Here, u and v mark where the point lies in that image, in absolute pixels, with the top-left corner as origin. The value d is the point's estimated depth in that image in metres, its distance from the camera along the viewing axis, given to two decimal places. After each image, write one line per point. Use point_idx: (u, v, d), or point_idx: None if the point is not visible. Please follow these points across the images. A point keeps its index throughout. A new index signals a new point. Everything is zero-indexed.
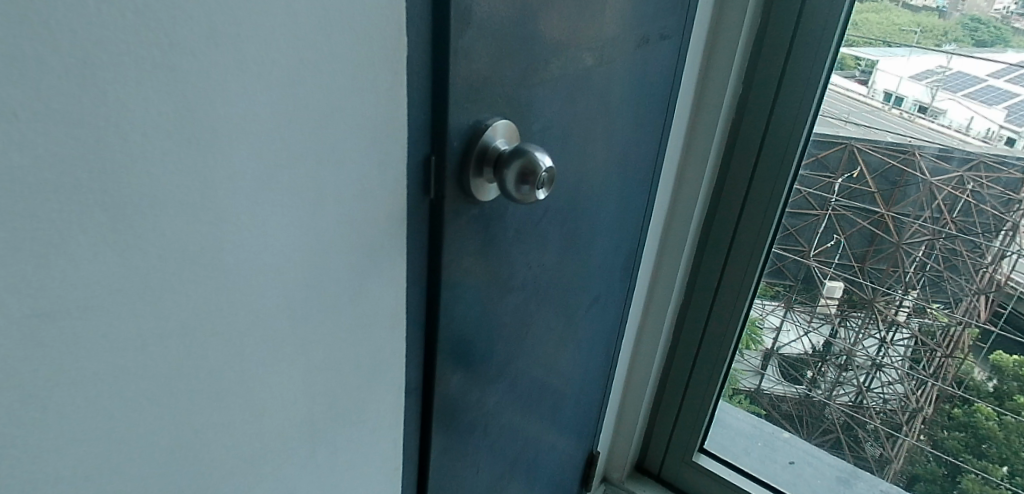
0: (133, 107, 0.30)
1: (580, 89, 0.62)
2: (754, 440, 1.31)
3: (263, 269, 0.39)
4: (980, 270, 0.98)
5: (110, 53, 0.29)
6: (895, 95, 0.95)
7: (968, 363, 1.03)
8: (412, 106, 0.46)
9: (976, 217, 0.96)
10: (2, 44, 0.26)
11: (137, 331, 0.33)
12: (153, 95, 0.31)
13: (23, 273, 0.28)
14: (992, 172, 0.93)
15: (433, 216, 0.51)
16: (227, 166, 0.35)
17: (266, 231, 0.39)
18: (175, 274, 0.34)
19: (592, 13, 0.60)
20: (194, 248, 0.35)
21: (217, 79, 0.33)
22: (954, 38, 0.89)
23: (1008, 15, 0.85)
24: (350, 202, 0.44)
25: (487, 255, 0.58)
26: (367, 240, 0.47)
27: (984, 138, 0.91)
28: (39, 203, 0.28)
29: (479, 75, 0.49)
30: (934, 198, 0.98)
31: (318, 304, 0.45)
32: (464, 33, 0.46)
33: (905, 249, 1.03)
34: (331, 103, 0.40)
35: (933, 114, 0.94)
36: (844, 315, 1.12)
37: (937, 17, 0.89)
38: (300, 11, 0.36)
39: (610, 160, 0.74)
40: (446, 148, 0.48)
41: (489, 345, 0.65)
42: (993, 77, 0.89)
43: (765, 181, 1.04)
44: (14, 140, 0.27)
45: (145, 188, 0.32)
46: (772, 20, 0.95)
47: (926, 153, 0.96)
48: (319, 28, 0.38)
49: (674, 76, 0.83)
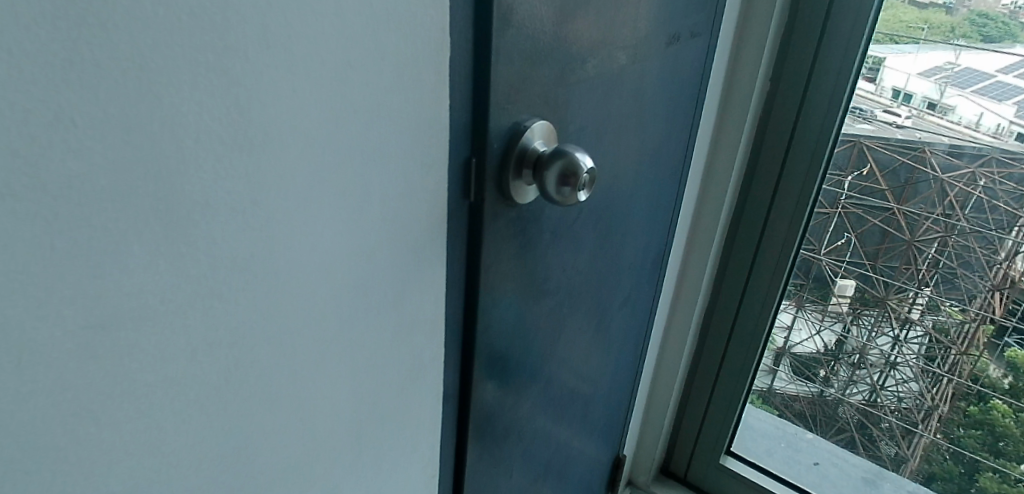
0: (187, 112, 0.29)
1: (614, 88, 0.61)
2: (778, 441, 1.29)
3: (310, 275, 0.39)
4: (993, 266, 0.97)
5: (164, 56, 0.28)
6: (903, 91, 0.94)
7: (983, 361, 1.01)
8: (454, 108, 0.45)
9: (989, 213, 0.95)
10: (61, 49, 0.25)
11: (188, 341, 0.33)
12: (205, 98, 0.30)
13: (79, 284, 0.28)
14: (1004, 168, 0.91)
15: (473, 220, 0.50)
16: (279, 171, 0.34)
17: (312, 237, 0.38)
18: (227, 281, 0.34)
19: (626, 11, 0.59)
20: (245, 254, 0.34)
21: (269, 82, 0.32)
22: (963, 34, 0.88)
23: (1016, 10, 0.84)
24: (394, 207, 0.43)
25: (525, 260, 0.58)
26: (408, 245, 0.46)
27: (995, 134, 0.90)
28: (96, 210, 0.27)
29: (518, 75, 0.48)
30: (946, 195, 0.97)
31: (360, 309, 0.44)
32: (506, 32, 0.45)
33: (917, 247, 1.01)
34: (377, 105, 0.39)
35: (942, 111, 0.92)
36: (856, 313, 1.10)
37: (943, 13, 0.88)
38: (347, 12, 0.35)
39: (642, 160, 0.72)
40: (486, 150, 0.47)
41: (524, 350, 0.64)
42: (1003, 73, 0.88)
43: (794, 180, 1.02)
44: (71, 148, 0.26)
45: (198, 195, 0.31)
46: (800, 15, 0.93)
47: (937, 150, 0.95)
48: (365, 29, 0.37)
49: (703, 75, 0.81)
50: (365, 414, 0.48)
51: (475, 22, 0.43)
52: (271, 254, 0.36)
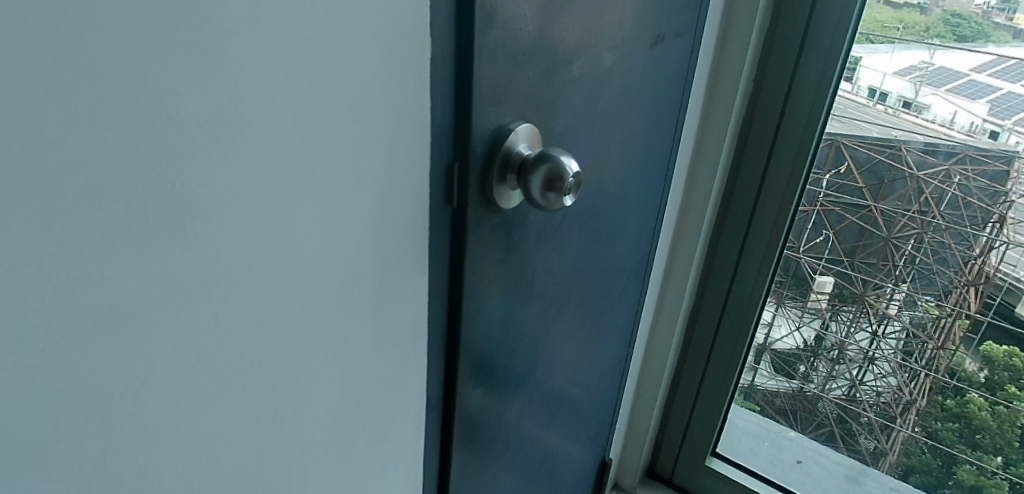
0: (161, 109, 0.28)
1: (599, 90, 0.60)
2: (762, 440, 1.29)
3: (285, 284, 0.37)
4: (969, 262, 0.98)
5: (132, 51, 0.27)
6: (879, 91, 0.94)
7: (959, 355, 1.02)
8: (436, 112, 0.44)
9: (964, 210, 0.95)
10: (28, 42, 0.24)
11: (156, 356, 0.31)
12: (171, 102, 0.29)
13: (56, 285, 0.27)
14: (978, 165, 0.92)
15: (456, 226, 0.48)
16: (252, 177, 0.33)
17: (288, 245, 0.37)
18: (197, 292, 0.32)
19: (611, 11, 0.58)
20: (217, 264, 0.33)
21: (242, 86, 0.31)
22: (937, 33, 0.89)
23: (988, 10, 0.85)
24: (374, 214, 0.42)
25: (510, 265, 0.56)
26: (387, 252, 0.44)
27: (968, 132, 0.91)
28: (74, 207, 0.26)
29: (501, 77, 0.46)
30: (922, 192, 0.97)
31: (338, 322, 0.42)
32: (489, 33, 0.43)
33: (894, 243, 1.02)
34: (355, 109, 0.38)
35: (917, 109, 0.93)
36: (835, 309, 1.11)
37: (918, 13, 0.88)
38: (322, 12, 0.34)
39: (627, 162, 0.71)
40: (470, 154, 0.46)
41: (510, 357, 0.63)
42: (975, 72, 0.89)
43: (777, 182, 1.02)
44: (49, 137, 0.25)
45: (169, 198, 0.30)
46: (783, 15, 0.93)
47: (913, 148, 0.96)
48: (342, 31, 0.36)
49: (687, 75, 0.81)
50: (346, 426, 0.47)
51: (458, 24, 0.42)
52: (244, 264, 0.34)
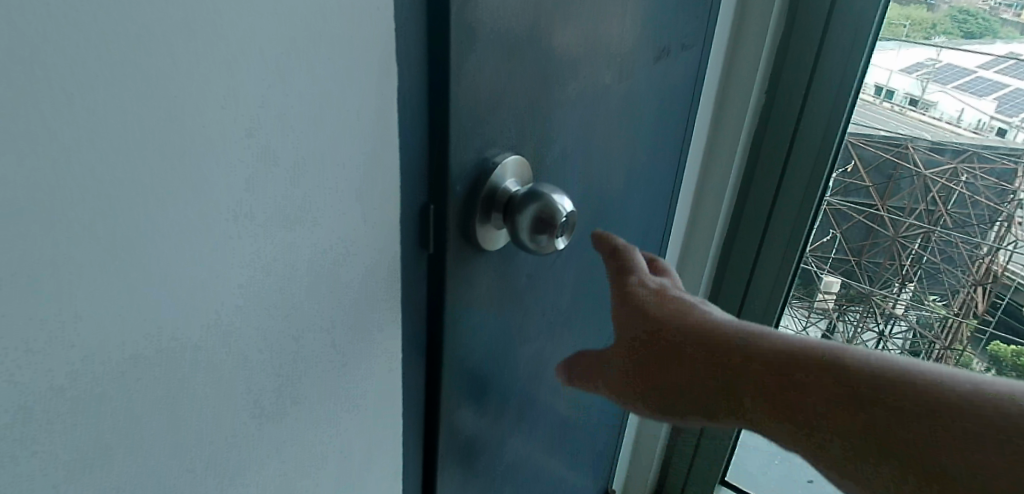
0: (43, 167, 0.23)
1: (597, 111, 0.54)
2: (773, 458, 1.24)
3: (212, 349, 0.32)
4: (976, 261, 0.91)
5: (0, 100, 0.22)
6: (885, 88, 0.88)
7: (967, 355, 0.96)
8: (403, 145, 0.38)
9: (970, 208, 0.90)
10: None
11: (46, 459, 0.26)
12: (65, 152, 0.24)
13: None
14: (985, 163, 0.87)
15: (433, 273, 0.43)
16: (161, 233, 0.28)
17: (209, 302, 0.31)
18: (94, 377, 0.27)
19: (610, 24, 0.52)
20: (120, 341, 0.27)
21: (142, 127, 0.26)
22: (944, 30, 0.83)
23: (996, 7, 0.79)
24: (330, 262, 0.37)
25: (497, 306, 0.51)
26: (349, 307, 0.39)
27: (975, 129, 0.86)
28: None
29: (484, 106, 0.41)
30: (928, 191, 0.91)
31: (286, 392, 0.37)
32: (469, 55, 0.38)
33: (901, 242, 0.96)
34: (297, 146, 0.33)
35: (924, 107, 0.88)
36: (841, 309, 1.04)
37: (925, 10, 0.82)
38: (237, 39, 0.28)
39: (629, 184, 0.66)
40: (447, 195, 0.40)
41: (500, 401, 0.57)
42: (983, 69, 0.83)
43: (793, 193, 0.95)
44: None
45: (55, 266, 0.24)
46: (799, 15, 0.86)
47: (919, 145, 0.90)
48: (275, 56, 0.30)
49: (695, 89, 0.75)
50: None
51: (424, 42, 0.36)
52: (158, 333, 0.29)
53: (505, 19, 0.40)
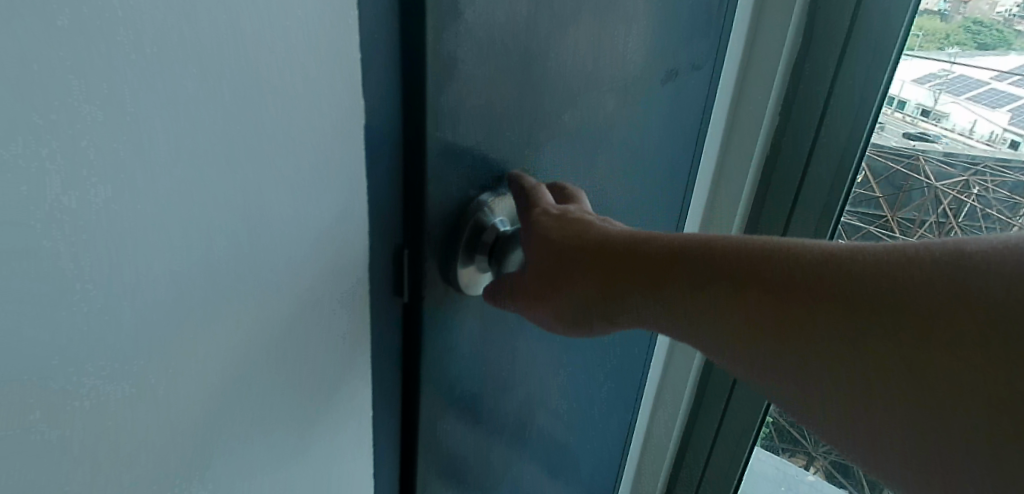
0: None
1: (599, 140, 0.50)
2: (778, 484, 1.17)
3: (169, 412, 0.28)
4: None
5: None
6: (897, 99, 0.84)
7: None
8: (377, 184, 0.34)
9: (982, 222, 0.84)
10: None
11: None
12: None
13: None
14: (997, 176, 0.82)
15: (409, 322, 0.39)
16: (111, 285, 0.24)
17: (167, 358, 0.27)
18: (18, 460, 0.23)
19: (614, 47, 0.48)
20: (49, 411, 0.23)
21: (79, 172, 0.22)
22: (958, 41, 0.80)
23: (1011, 18, 0.76)
24: (304, 307, 0.33)
25: (481, 350, 0.46)
26: (315, 366, 0.35)
27: (988, 142, 0.82)
28: None
29: (468, 138, 0.37)
30: (939, 203, 0.86)
31: (240, 465, 0.32)
32: (452, 80, 0.34)
33: None
34: (269, 180, 0.29)
35: (936, 118, 0.84)
36: None
37: (939, 20, 0.78)
38: (183, 72, 0.24)
39: (633, 214, 0.61)
40: (424, 237, 0.36)
41: (486, 450, 0.52)
42: (996, 80, 0.80)
43: (807, 217, 0.91)
44: None
45: None
46: (817, 32, 0.83)
47: (931, 157, 0.86)
48: (248, 80, 0.27)
49: (705, 111, 0.71)
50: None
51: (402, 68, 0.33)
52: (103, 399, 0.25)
53: (494, 45, 0.36)
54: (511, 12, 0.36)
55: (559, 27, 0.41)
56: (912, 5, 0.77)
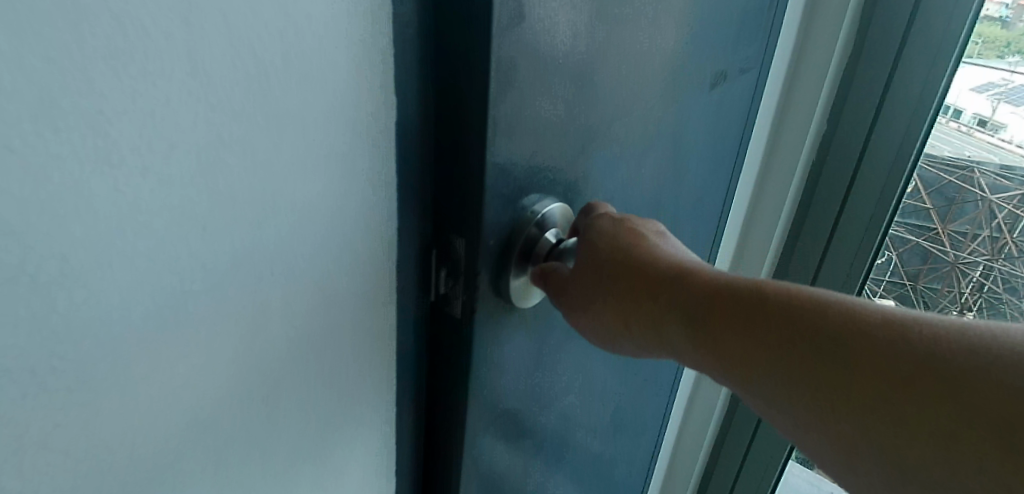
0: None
1: (647, 145, 0.49)
2: None
3: (234, 425, 0.31)
4: None
5: None
6: (952, 108, 0.80)
7: None
8: (408, 183, 0.36)
9: None
10: None
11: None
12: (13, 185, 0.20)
13: None
14: None
15: (433, 321, 0.41)
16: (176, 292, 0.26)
17: (235, 376, 0.31)
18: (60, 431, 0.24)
19: (664, 50, 0.47)
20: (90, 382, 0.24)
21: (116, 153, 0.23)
22: (1019, 49, 0.76)
23: None
24: (353, 336, 0.37)
25: (529, 358, 0.46)
26: (333, 350, 0.36)
27: None
28: None
29: (525, 147, 0.37)
30: (994, 216, 0.83)
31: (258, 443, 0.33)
32: (512, 86, 0.34)
33: (961, 269, 0.87)
34: (307, 186, 0.31)
35: (992, 129, 0.81)
36: None
37: (999, 27, 0.75)
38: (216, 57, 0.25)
39: (675, 220, 0.60)
40: (480, 246, 0.37)
41: (524, 466, 0.51)
42: None
43: (853, 229, 0.88)
44: None
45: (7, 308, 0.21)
46: (871, 37, 0.80)
47: (987, 170, 0.82)
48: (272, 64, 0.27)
49: (749, 116, 0.69)
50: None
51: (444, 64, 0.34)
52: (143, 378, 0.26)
53: (553, 50, 0.35)
54: (563, 18, 0.35)
55: (609, 33, 0.40)
56: (973, 7, 0.74)
